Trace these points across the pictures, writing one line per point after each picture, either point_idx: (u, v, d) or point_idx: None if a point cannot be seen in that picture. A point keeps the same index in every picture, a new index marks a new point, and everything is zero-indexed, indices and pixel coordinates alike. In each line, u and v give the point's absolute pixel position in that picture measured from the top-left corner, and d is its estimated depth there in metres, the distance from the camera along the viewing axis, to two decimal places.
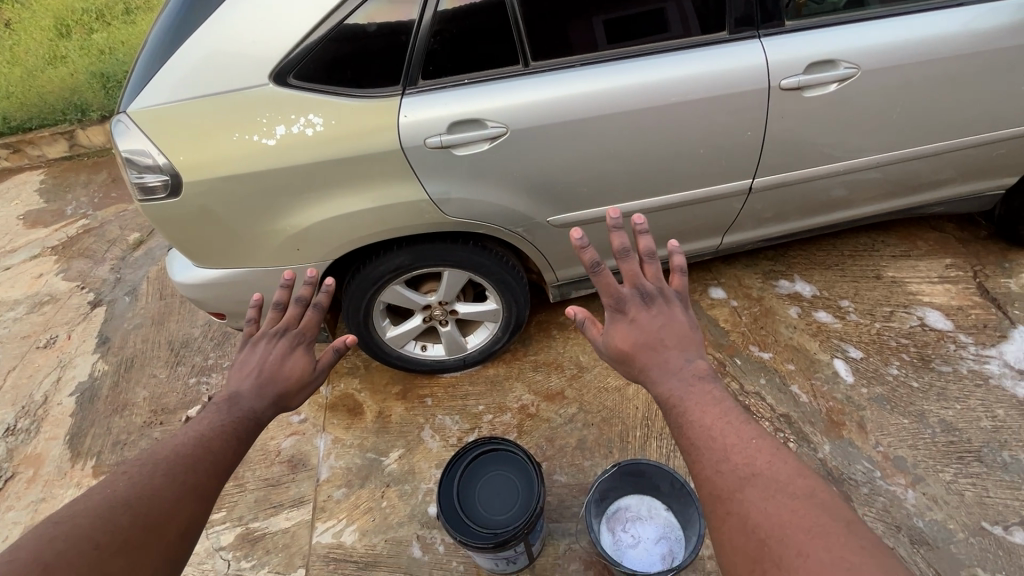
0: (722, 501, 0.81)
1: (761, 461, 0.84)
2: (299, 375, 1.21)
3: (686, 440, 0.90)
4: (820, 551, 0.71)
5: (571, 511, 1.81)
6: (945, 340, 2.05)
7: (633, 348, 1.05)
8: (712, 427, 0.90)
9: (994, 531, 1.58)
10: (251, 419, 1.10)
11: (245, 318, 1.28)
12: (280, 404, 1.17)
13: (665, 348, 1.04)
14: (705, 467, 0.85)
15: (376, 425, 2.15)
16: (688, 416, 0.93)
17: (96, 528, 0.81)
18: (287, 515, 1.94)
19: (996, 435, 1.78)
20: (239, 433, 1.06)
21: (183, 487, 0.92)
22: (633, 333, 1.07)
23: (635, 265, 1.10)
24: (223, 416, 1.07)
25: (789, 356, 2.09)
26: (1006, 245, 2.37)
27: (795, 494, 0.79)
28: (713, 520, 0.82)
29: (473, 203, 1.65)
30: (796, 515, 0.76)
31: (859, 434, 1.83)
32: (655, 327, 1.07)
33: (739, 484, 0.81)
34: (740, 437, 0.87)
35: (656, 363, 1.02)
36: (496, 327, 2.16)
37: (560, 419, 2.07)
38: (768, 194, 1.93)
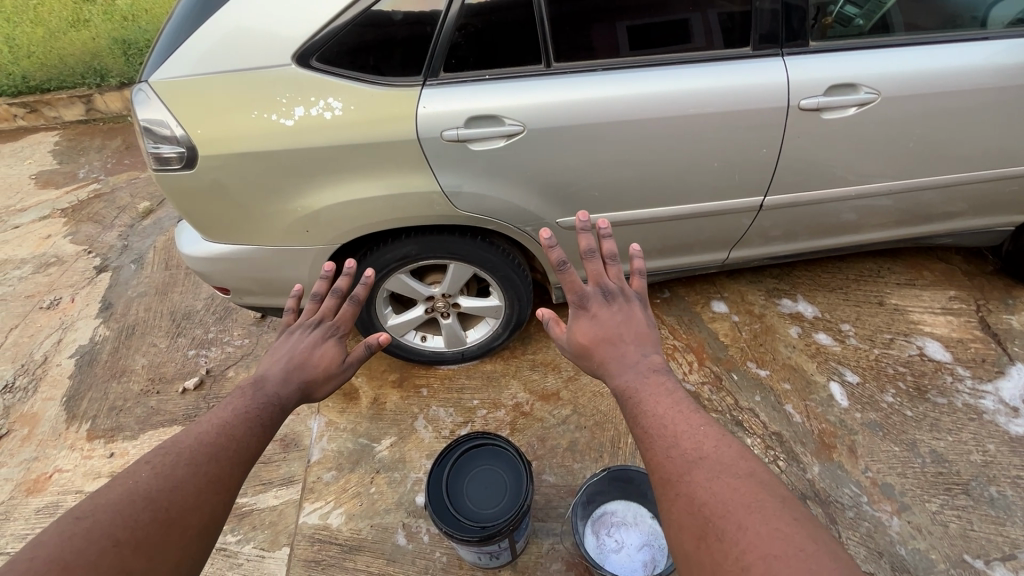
0: (672, 484, 0.82)
1: (708, 446, 0.85)
2: (326, 365, 1.25)
3: (640, 429, 0.91)
4: (757, 523, 0.74)
5: (557, 512, 1.82)
6: (943, 372, 2.05)
7: (592, 342, 1.07)
8: (664, 416, 0.91)
9: (976, 565, 1.58)
10: (276, 406, 1.13)
11: (286, 307, 1.36)
12: (305, 392, 1.20)
13: (623, 343, 1.06)
14: (657, 453, 0.86)
15: (370, 411, 2.16)
16: (643, 406, 0.94)
17: (115, 524, 0.83)
18: (276, 493, 1.95)
19: (986, 469, 1.78)
20: (264, 420, 1.09)
21: (204, 479, 0.93)
22: (593, 327, 1.09)
23: (600, 265, 1.14)
24: (250, 399, 1.11)
25: (785, 375, 2.09)
26: (1011, 281, 2.36)
27: (738, 474, 0.81)
28: (663, 501, 0.82)
29: (484, 199, 1.66)
30: (737, 493, 0.78)
31: (848, 458, 1.84)
32: (615, 323, 1.09)
33: (685, 467, 0.83)
34: (690, 424, 0.89)
35: (613, 355, 1.04)
36: (497, 324, 2.17)
37: (553, 420, 2.09)
38: (778, 213, 1.94)
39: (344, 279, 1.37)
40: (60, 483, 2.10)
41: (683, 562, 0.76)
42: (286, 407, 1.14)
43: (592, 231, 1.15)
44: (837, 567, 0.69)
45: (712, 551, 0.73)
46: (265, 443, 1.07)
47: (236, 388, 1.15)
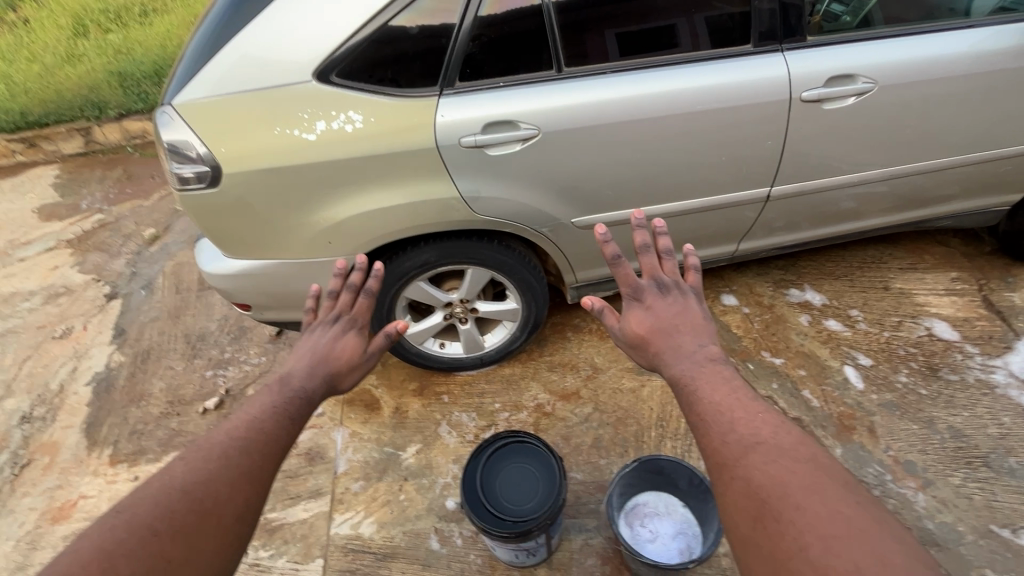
0: (728, 467, 0.86)
1: (765, 431, 0.89)
2: (349, 357, 1.27)
3: (696, 416, 0.94)
4: (816, 505, 0.77)
5: (588, 508, 1.83)
6: (952, 350, 2.10)
7: (648, 332, 1.11)
8: (721, 403, 0.94)
9: (1002, 534, 1.61)
10: (303, 399, 1.15)
11: (305, 307, 1.39)
12: (331, 384, 1.22)
13: (679, 333, 1.09)
14: (714, 439, 0.89)
15: (393, 421, 2.18)
16: (698, 392, 0.97)
17: (153, 516, 0.87)
18: (305, 506, 1.96)
19: (1003, 441, 1.82)
20: (292, 412, 1.11)
21: (236, 471, 0.96)
22: (648, 318, 1.13)
23: (654, 259, 1.20)
24: (275, 396, 1.14)
25: (800, 362, 2.14)
26: (1009, 260, 2.43)
27: (796, 459, 0.84)
28: (718, 484, 0.86)
29: (503, 202, 1.71)
30: (796, 476, 0.81)
31: (869, 438, 1.87)
32: (670, 314, 1.13)
33: (743, 451, 0.86)
34: (747, 412, 0.92)
35: (669, 345, 1.08)
36: (514, 327, 2.21)
37: (576, 418, 2.11)
38: (783, 202, 1.99)
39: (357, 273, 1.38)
40: (86, 510, 2.10)
41: (740, 540, 0.80)
42: (312, 400, 1.16)
43: (647, 229, 1.20)
44: (900, 548, 0.72)
45: (769, 532, 0.77)
46: (295, 435, 1.08)
47: (264, 385, 1.17)
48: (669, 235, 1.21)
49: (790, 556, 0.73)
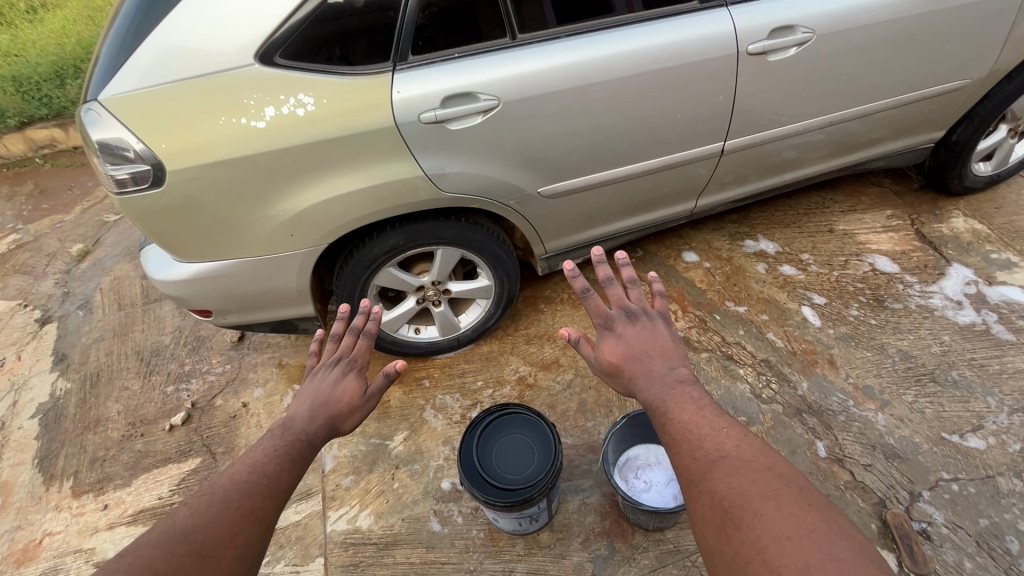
0: (695, 482, 0.86)
1: (728, 444, 0.88)
2: (350, 398, 1.25)
3: (666, 435, 0.94)
4: (772, 509, 0.76)
5: (581, 469, 1.89)
6: (894, 281, 2.28)
7: (620, 360, 1.10)
8: (689, 421, 0.94)
9: (953, 439, 1.77)
10: (307, 442, 1.12)
11: (308, 351, 1.39)
12: (332, 427, 1.20)
13: (650, 358, 1.09)
14: (682, 456, 0.89)
15: (376, 411, 2.14)
16: (669, 414, 0.96)
17: (153, 558, 0.83)
18: (296, 509, 1.92)
19: (945, 357, 2.00)
20: (297, 456, 1.08)
21: (238, 512, 0.92)
22: (620, 346, 1.12)
23: (620, 290, 1.20)
24: (279, 438, 1.11)
25: (762, 308, 2.25)
26: (934, 194, 2.63)
27: (756, 467, 0.83)
28: (688, 500, 0.86)
29: (468, 177, 1.68)
30: (755, 485, 0.80)
31: (831, 369, 2.01)
32: (640, 340, 1.12)
33: (708, 465, 0.86)
34: (713, 426, 0.92)
35: (643, 372, 1.06)
36: (488, 304, 2.20)
37: (559, 386, 2.15)
38: (736, 156, 2.07)
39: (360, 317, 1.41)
40: (55, 547, 1.96)
41: (707, 554, 0.80)
42: (316, 444, 1.14)
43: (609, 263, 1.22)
44: (850, 546, 0.71)
45: (731, 541, 0.76)
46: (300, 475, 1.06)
47: (271, 428, 1.15)
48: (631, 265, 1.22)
49: (749, 562, 0.73)
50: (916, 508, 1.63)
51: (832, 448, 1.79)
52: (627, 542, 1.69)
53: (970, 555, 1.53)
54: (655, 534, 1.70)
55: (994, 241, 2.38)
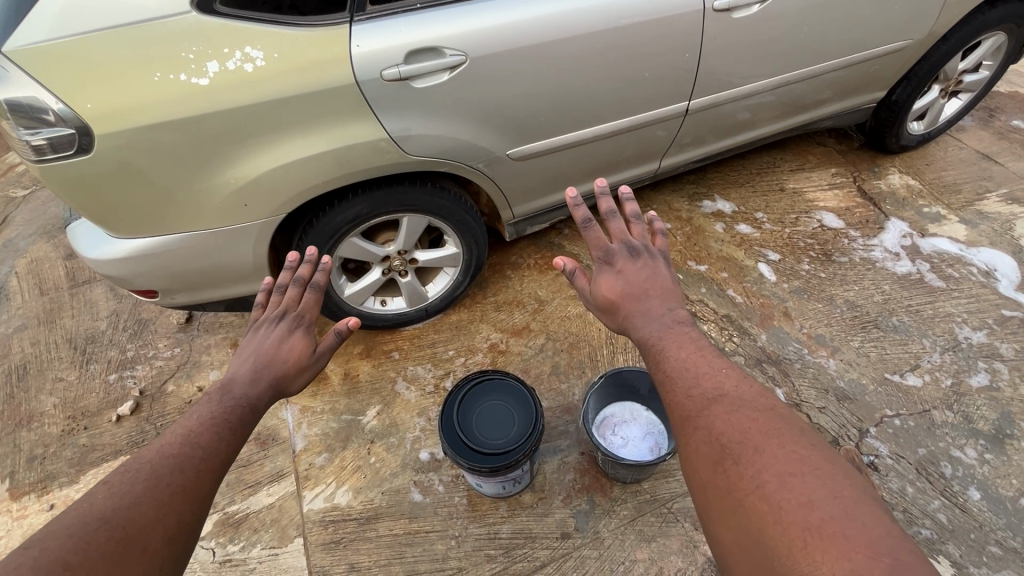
0: (691, 419, 0.89)
1: (728, 384, 0.92)
2: (296, 358, 1.21)
3: (662, 373, 0.98)
4: (774, 447, 0.79)
5: (558, 430, 1.92)
6: (840, 236, 2.41)
7: (617, 294, 1.13)
8: (685, 359, 0.97)
9: (894, 379, 1.93)
10: (249, 409, 1.08)
11: (254, 303, 1.34)
12: (278, 387, 1.17)
13: (649, 297, 1.11)
14: (678, 394, 0.93)
15: (345, 387, 2.09)
16: (665, 351, 1.00)
17: (67, 548, 0.77)
18: (268, 491, 1.85)
19: (886, 304, 2.15)
20: (238, 424, 1.04)
21: (164, 491, 0.88)
22: (618, 282, 1.15)
23: (622, 225, 1.22)
24: (219, 401, 1.07)
25: (722, 266, 2.34)
26: (873, 152, 2.79)
27: (756, 407, 0.87)
28: (682, 435, 0.89)
29: (434, 139, 1.60)
30: (754, 423, 0.84)
31: (786, 321, 2.13)
32: (640, 278, 1.15)
33: (705, 404, 0.89)
34: (710, 367, 0.96)
35: (639, 307, 1.10)
36: (456, 272, 2.16)
37: (531, 351, 2.16)
38: (698, 116, 2.09)
39: (305, 267, 1.36)
40: None
41: (699, 485, 0.83)
42: (258, 408, 1.10)
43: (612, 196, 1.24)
44: (853, 483, 0.75)
45: (728, 474, 0.80)
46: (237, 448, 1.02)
47: (209, 392, 1.10)
48: (635, 200, 1.25)
49: (746, 494, 0.76)
50: (864, 443, 1.78)
51: (790, 395, 1.92)
52: (607, 496, 1.75)
53: (911, 481, 1.69)
54: (632, 486, 1.76)
55: (926, 196, 2.55)
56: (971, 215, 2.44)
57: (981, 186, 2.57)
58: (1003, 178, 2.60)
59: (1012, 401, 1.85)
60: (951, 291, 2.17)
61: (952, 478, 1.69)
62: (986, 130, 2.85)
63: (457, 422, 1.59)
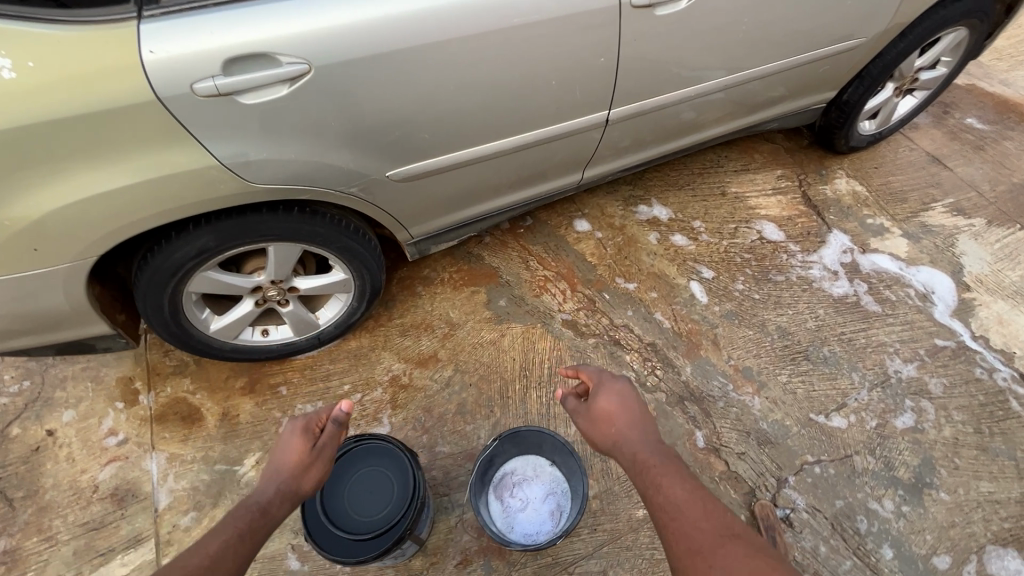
0: (702, 556, 0.91)
1: (735, 524, 0.96)
2: (298, 456, 1.16)
3: (663, 498, 1.01)
4: None
5: (458, 481, 1.74)
6: (779, 251, 2.23)
7: (613, 408, 1.18)
8: (690, 491, 1.01)
9: (819, 420, 1.80)
10: (257, 519, 1.04)
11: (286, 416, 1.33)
12: (288, 491, 1.11)
13: (639, 423, 1.16)
14: (685, 525, 0.96)
15: (222, 430, 1.85)
16: (663, 479, 1.04)
17: None
18: (122, 561, 1.62)
19: (819, 333, 2.00)
20: (247, 532, 1.01)
21: None
22: (615, 401, 1.19)
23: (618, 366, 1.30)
24: (233, 517, 1.04)
25: (651, 284, 2.15)
26: (822, 152, 2.58)
27: (769, 556, 0.90)
28: (692, 571, 0.90)
29: (282, 164, 1.30)
30: (771, 570, 0.86)
31: (713, 351, 1.97)
32: (632, 405, 1.19)
33: (718, 540, 0.92)
34: (716, 507, 0.99)
35: (631, 426, 1.15)
36: (349, 298, 1.88)
37: (436, 385, 1.94)
38: (624, 124, 1.83)
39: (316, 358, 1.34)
40: None
41: None
42: (272, 515, 1.06)
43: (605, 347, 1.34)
44: None
45: None
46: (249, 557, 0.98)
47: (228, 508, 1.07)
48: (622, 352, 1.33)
49: None
50: (782, 495, 1.66)
51: (710, 438, 1.77)
52: (505, 560, 1.59)
53: (825, 539, 1.58)
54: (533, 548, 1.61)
55: (871, 205, 2.38)
56: (914, 228, 2.30)
57: (927, 195, 2.41)
58: (950, 185, 2.45)
59: (935, 446, 1.74)
60: (886, 317, 2.04)
61: (867, 535, 1.58)
62: (938, 129, 2.67)
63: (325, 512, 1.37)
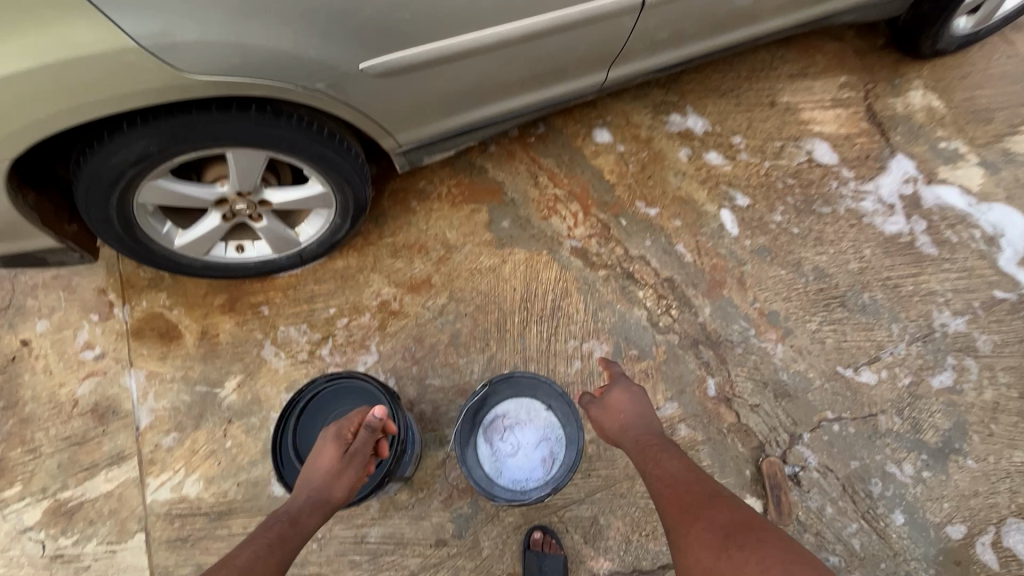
0: (691, 508, 0.99)
1: (720, 487, 1.05)
2: (330, 465, 1.15)
3: (659, 467, 1.11)
4: (772, 541, 0.90)
5: (448, 417, 1.65)
6: (829, 178, 1.92)
7: (624, 401, 1.30)
8: (681, 463, 1.11)
9: (846, 374, 1.63)
10: (290, 526, 1.04)
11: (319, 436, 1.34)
12: (321, 499, 1.11)
13: (646, 417, 1.27)
14: (677, 485, 1.05)
15: (202, 351, 1.75)
16: (660, 455, 1.14)
17: None
18: (106, 477, 1.59)
19: (861, 276, 1.77)
20: (279, 537, 1.00)
21: None
22: (624, 396, 1.31)
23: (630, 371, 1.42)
24: (268, 524, 1.04)
25: (676, 211, 1.88)
26: (899, 55, 2.13)
27: (749, 513, 0.99)
28: (681, 522, 0.98)
29: (220, 48, 1.03)
30: (752, 520, 0.96)
31: (738, 291, 1.76)
32: (642, 402, 1.30)
33: (704, 496, 1.01)
34: (703, 475, 1.09)
35: (638, 416, 1.27)
36: (331, 214, 1.65)
37: (429, 314, 1.78)
38: (661, 9, 1.46)
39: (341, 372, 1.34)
40: None
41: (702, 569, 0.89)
42: (304, 524, 1.06)
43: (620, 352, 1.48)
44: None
45: (734, 556, 0.88)
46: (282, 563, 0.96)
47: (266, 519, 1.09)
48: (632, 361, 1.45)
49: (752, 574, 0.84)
50: (793, 452, 1.54)
51: (722, 387, 1.63)
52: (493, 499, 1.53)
53: (834, 500, 1.48)
54: None
55: (948, 125, 2.00)
56: (994, 156, 1.95)
57: (1017, 115, 2.02)
58: None
59: (971, 409, 1.59)
60: (942, 261, 1.78)
61: (879, 499, 1.48)
62: None
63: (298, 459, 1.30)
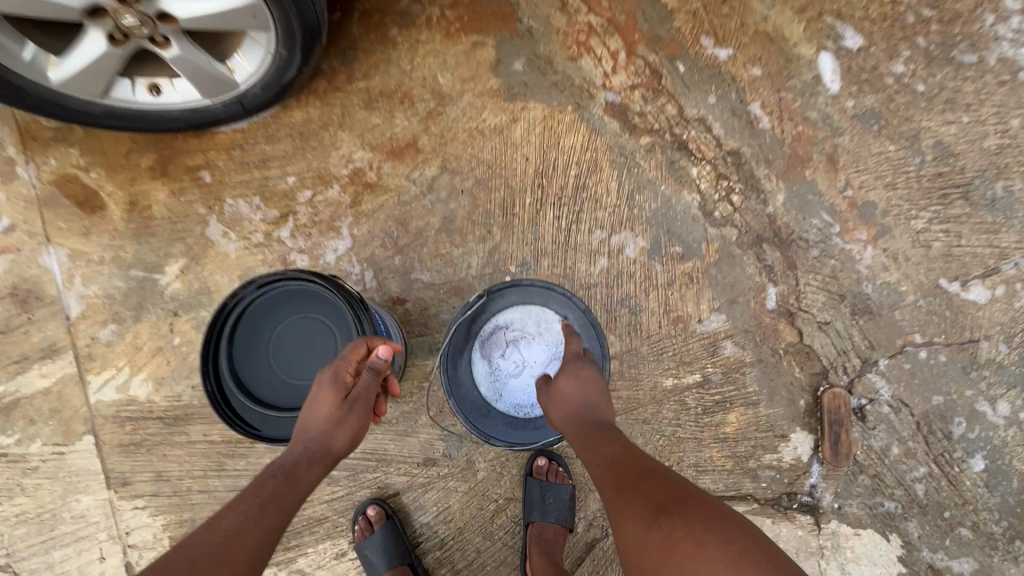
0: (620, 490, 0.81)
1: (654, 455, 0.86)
2: (328, 411, 0.96)
3: (593, 449, 0.90)
4: (708, 513, 0.72)
5: (439, 320, 1.34)
6: (985, 8, 1.33)
7: (569, 386, 1.01)
8: (617, 439, 0.90)
9: (949, 290, 1.27)
10: (286, 480, 0.89)
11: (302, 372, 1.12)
12: (321, 448, 0.94)
13: (594, 401, 0.99)
14: (606, 463, 0.86)
15: (132, 226, 1.39)
16: (598, 436, 0.92)
17: None
18: (40, 373, 1.36)
19: (996, 159, 1.30)
20: (274, 494, 0.85)
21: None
22: (570, 377, 1.02)
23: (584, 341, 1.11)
24: (261, 478, 0.89)
25: (756, 54, 1.35)
26: None
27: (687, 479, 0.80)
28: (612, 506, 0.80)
29: None
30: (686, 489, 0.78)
31: (826, 174, 1.31)
32: (592, 384, 1.01)
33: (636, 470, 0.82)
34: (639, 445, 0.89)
35: (585, 399, 0.99)
36: (272, 41, 1.15)
37: (414, 189, 1.37)
38: None
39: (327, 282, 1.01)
40: None
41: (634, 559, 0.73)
42: (303, 479, 0.90)
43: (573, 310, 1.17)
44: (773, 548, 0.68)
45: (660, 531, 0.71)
46: (277, 527, 0.82)
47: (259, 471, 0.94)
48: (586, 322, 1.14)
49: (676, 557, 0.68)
50: (862, 382, 1.25)
51: (786, 299, 1.28)
52: None
53: (902, 440, 1.23)
54: None
55: None
56: None
57: None
58: None
59: None
60: None
61: (958, 441, 1.22)
62: None
63: (243, 389, 1.03)
